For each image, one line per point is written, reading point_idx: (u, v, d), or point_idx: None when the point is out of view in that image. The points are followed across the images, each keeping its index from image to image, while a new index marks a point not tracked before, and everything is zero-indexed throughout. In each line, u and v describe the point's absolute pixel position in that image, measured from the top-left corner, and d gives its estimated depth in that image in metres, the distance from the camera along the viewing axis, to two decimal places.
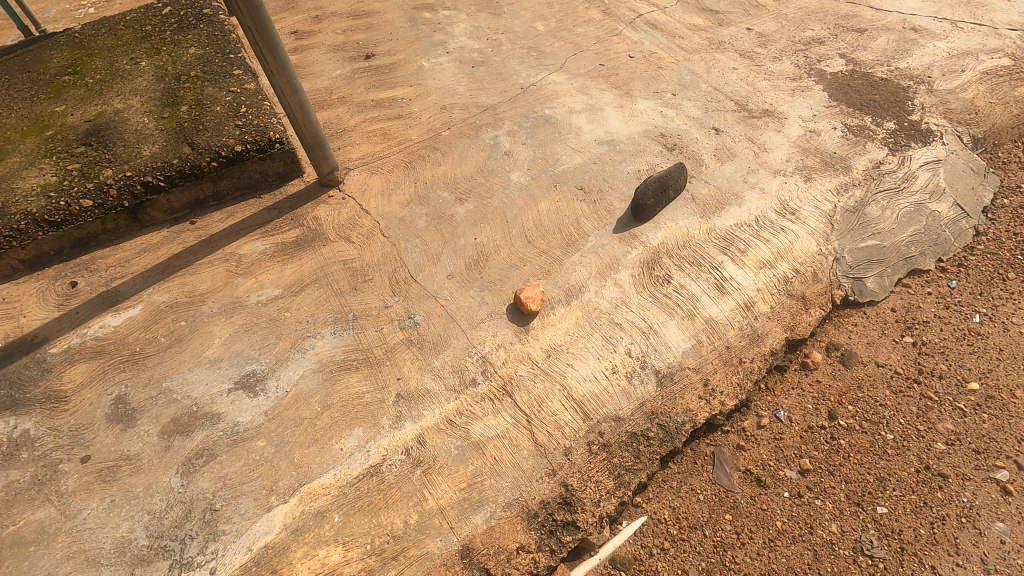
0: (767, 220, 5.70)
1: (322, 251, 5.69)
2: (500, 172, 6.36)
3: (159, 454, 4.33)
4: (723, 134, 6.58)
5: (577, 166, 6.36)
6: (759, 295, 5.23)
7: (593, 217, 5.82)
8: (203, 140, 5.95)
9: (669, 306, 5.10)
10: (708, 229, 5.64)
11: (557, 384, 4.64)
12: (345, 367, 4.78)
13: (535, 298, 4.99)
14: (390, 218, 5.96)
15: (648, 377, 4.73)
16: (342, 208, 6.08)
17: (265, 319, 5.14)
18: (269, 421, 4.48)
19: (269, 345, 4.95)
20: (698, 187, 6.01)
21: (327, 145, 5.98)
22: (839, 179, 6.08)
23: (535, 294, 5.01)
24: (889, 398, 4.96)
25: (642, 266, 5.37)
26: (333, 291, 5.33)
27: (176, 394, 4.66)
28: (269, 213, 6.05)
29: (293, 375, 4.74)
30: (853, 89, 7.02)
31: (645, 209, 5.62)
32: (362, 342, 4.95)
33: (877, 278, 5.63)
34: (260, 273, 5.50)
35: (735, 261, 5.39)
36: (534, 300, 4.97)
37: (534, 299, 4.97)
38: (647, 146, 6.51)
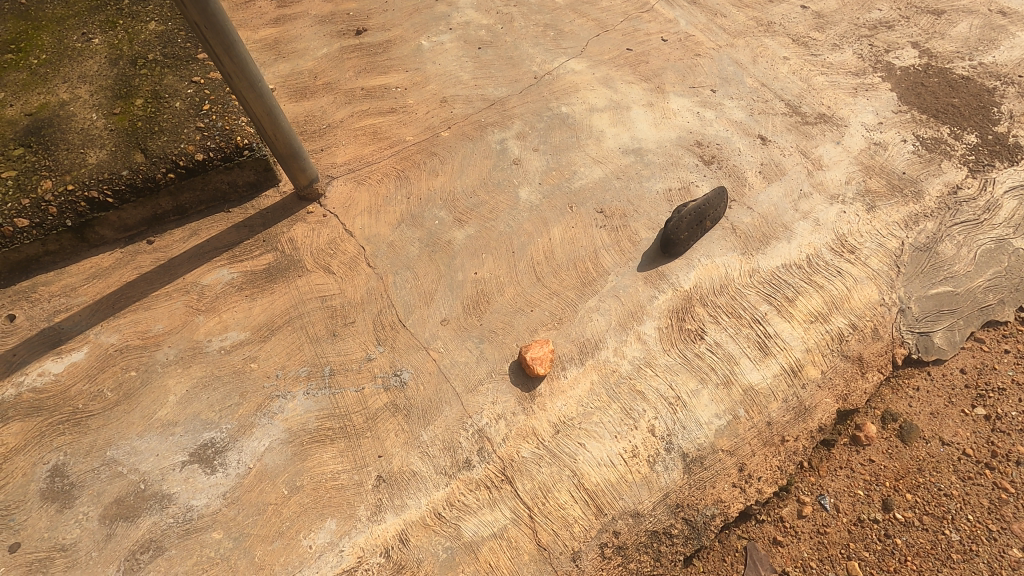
0: (821, 260, 4.80)
1: (297, 283, 4.90)
2: (507, 186, 5.45)
3: (99, 545, 3.71)
4: (771, 144, 5.57)
5: (597, 181, 5.42)
6: (809, 358, 4.40)
7: (614, 249, 4.95)
8: (158, 146, 5.10)
9: (701, 370, 4.31)
10: (751, 270, 4.77)
11: (566, 469, 3.92)
12: (318, 439, 4.09)
13: (541, 359, 4.21)
14: (377, 243, 5.12)
15: (673, 463, 3.99)
16: (322, 229, 5.24)
17: (228, 371, 4.42)
18: (227, 506, 3.83)
19: (231, 406, 4.25)
20: (740, 215, 5.08)
21: (303, 155, 5.09)
22: (907, 207, 5.12)
23: (544, 355, 4.23)
24: (955, 487, 4.17)
25: (670, 317, 4.55)
26: (308, 338, 4.58)
27: (122, 467, 4.00)
28: (239, 232, 5.23)
29: (257, 447, 4.07)
30: (926, 89, 5.93)
31: (677, 244, 4.76)
32: (339, 406, 4.23)
33: (947, 332, 4.75)
34: (224, 311, 4.75)
35: (782, 312, 4.55)
36: (540, 361, 4.19)
37: (541, 359, 4.20)
38: (680, 157, 5.53)
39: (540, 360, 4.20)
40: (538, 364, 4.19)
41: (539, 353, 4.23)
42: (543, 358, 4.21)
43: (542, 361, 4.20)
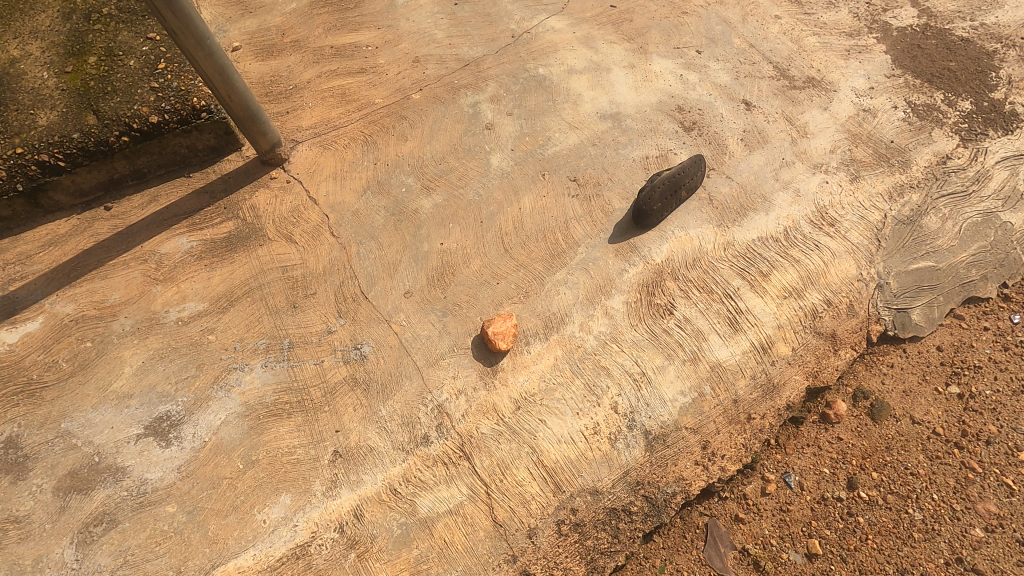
0: (800, 234, 4.62)
1: (258, 252, 4.75)
2: (478, 152, 5.23)
3: (53, 517, 3.69)
4: (755, 109, 5.31)
5: (572, 148, 5.19)
6: (780, 334, 4.29)
7: (585, 219, 4.77)
8: (110, 107, 4.86)
9: (668, 346, 4.20)
10: (725, 243, 4.60)
11: (526, 446, 3.87)
12: (275, 413, 4.02)
13: (503, 334, 4.10)
14: (342, 212, 4.95)
15: (635, 440, 3.93)
16: (285, 196, 5.05)
17: (185, 343, 4.32)
18: (181, 480, 3.79)
19: (187, 379, 4.17)
20: (718, 185, 4.88)
21: (263, 117, 4.88)
22: (893, 178, 4.91)
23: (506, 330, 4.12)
24: (921, 467, 4.13)
25: (640, 291, 4.41)
26: (267, 309, 4.46)
27: (76, 439, 3.94)
28: (198, 198, 5.04)
29: (214, 420, 4.00)
30: (923, 52, 5.62)
31: (649, 215, 4.58)
32: (298, 379, 4.15)
33: (926, 309, 4.62)
34: (182, 281, 4.61)
35: (755, 288, 4.41)
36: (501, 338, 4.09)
37: (503, 335, 4.09)
38: (659, 123, 5.29)
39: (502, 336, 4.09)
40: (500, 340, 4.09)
41: (501, 328, 4.12)
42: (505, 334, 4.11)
43: (503, 337, 4.10)
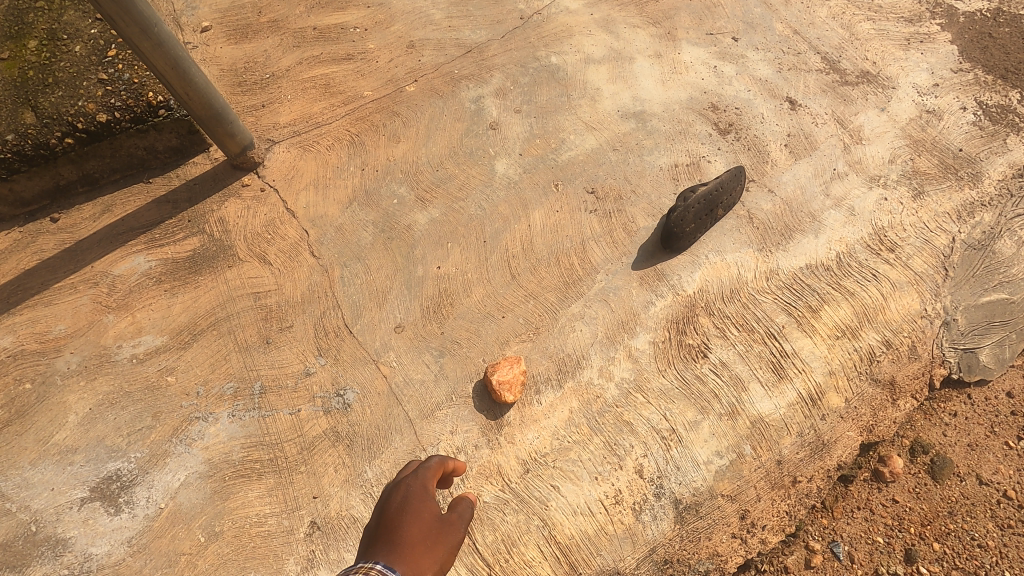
0: (854, 261, 3.97)
1: (226, 275, 4.11)
2: (481, 156, 4.54)
3: None
4: (801, 109, 4.60)
5: (589, 153, 4.50)
6: (832, 383, 3.69)
7: (605, 239, 4.12)
8: (51, 102, 4.16)
9: (702, 397, 3.61)
10: (768, 271, 3.95)
11: (535, 519, 3.31)
12: (243, 474, 3.45)
13: (509, 385, 3.50)
14: (324, 227, 4.29)
15: (663, 511, 3.37)
16: (259, 207, 4.38)
17: (140, 386, 3.71)
18: (132, 556, 3.25)
19: (141, 430, 3.58)
20: (759, 200, 4.21)
21: (230, 117, 4.19)
22: (961, 193, 4.23)
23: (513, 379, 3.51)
24: (990, 537, 3.58)
25: (669, 329, 3.80)
26: (236, 345, 3.84)
27: (10, 503, 3.38)
28: (159, 209, 4.37)
29: (171, 482, 3.43)
30: (994, 42, 4.87)
31: (680, 238, 3.94)
32: (270, 432, 3.57)
33: (996, 349, 3.99)
34: (138, 309, 3.98)
35: (803, 326, 3.78)
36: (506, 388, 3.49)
37: (508, 386, 3.49)
38: (690, 124, 4.58)
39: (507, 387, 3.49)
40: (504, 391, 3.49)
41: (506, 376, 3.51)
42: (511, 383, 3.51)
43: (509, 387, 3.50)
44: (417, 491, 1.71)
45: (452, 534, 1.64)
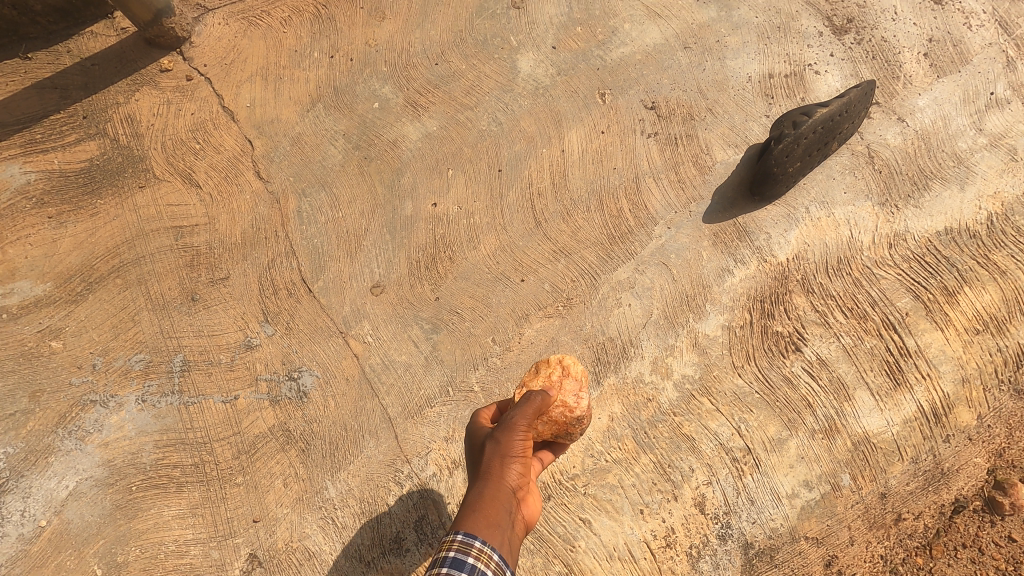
0: (1010, 226, 2.87)
1: (136, 199, 2.94)
2: (498, 47, 3.23)
3: None
4: (950, 4, 3.29)
5: (649, 50, 3.21)
6: (964, 394, 2.71)
7: (667, 177, 2.97)
8: None
9: (790, 406, 2.64)
10: (891, 235, 2.86)
11: (556, 563, 2.45)
12: (155, 484, 2.51)
13: (558, 382, 1.96)
14: (276, 137, 3.07)
15: (729, 558, 2.49)
16: (183, 103, 3.13)
17: (13, 354, 2.67)
18: None
19: (15, 417, 2.58)
20: (885, 132, 3.03)
21: None
22: None
23: (545, 358, 2.07)
24: None
25: (750, 309, 2.75)
26: (149, 302, 2.77)
27: None
28: (41, 98, 3.10)
29: (55, 492, 2.48)
30: None
31: (778, 181, 2.80)
32: (195, 427, 2.58)
33: None
34: (12, 241, 2.85)
35: (934, 315, 2.75)
36: (570, 390, 1.95)
37: (565, 365, 2.01)
38: (793, 16, 3.28)
39: (566, 367, 2.00)
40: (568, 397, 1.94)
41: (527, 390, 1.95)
42: (558, 359, 2.04)
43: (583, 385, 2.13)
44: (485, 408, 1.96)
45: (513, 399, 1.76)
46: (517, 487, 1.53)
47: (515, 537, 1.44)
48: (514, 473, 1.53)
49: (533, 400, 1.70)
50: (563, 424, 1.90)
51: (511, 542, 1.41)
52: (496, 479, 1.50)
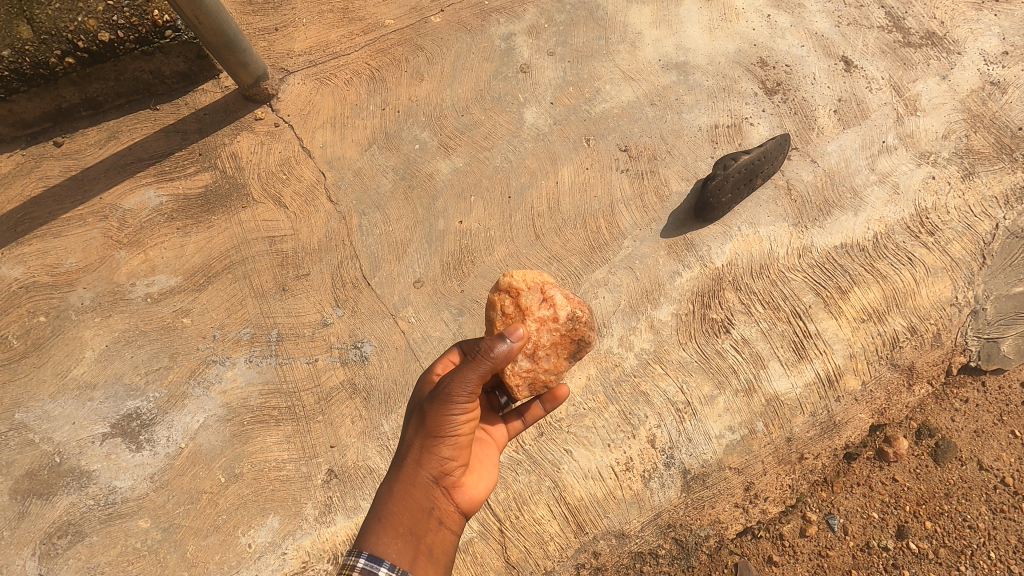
0: (891, 243, 3.84)
1: (240, 215, 3.97)
2: (509, 102, 4.26)
3: (12, 524, 3.29)
4: (856, 71, 4.29)
5: (624, 106, 4.22)
6: (851, 366, 3.66)
7: (634, 203, 3.97)
8: (47, 15, 3.82)
9: (720, 371, 3.60)
10: (801, 248, 3.83)
11: (547, 480, 3.41)
12: (261, 419, 3.50)
13: (520, 304, 2.44)
14: (342, 170, 4.10)
15: (672, 480, 3.44)
16: (272, 143, 4.17)
17: (156, 327, 3.69)
18: (154, 491, 3.35)
19: (158, 370, 3.60)
20: (800, 170, 4.01)
21: (242, 45, 3.90)
22: (1013, 176, 4.01)
23: (496, 292, 2.50)
24: (980, 520, 3.74)
25: (693, 301, 3.72)
26: (252, 290, 3.78)
27: (33, 434, 3.46)
28: (167, 139, 4.15)
29: (190, 424, 3.48)
30: None
31: (714, 208, 3.79)
32: (288, 380, 3.58)
33: (1020, 340, 3.92)
34: (151, 246, 3.88)
35: (830, 307, 3.71)
36: (532, 300, 2.45)
37: (511, 289, 2.47)
38: (735, 80, 4.28)
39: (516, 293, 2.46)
40: (551, 304, 2.48)
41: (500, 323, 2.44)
42: (507, 291, 2.47)
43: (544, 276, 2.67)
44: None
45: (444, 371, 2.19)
46: (431, 484, 2.16)
47: (424, 527, 2.09)
48: (428, 475, 2.17)
49: (472, 374, 2.07)
50: (560, 322, 2.47)
51: (422, 538, 2.06)
52: (412, 484, 2.15)
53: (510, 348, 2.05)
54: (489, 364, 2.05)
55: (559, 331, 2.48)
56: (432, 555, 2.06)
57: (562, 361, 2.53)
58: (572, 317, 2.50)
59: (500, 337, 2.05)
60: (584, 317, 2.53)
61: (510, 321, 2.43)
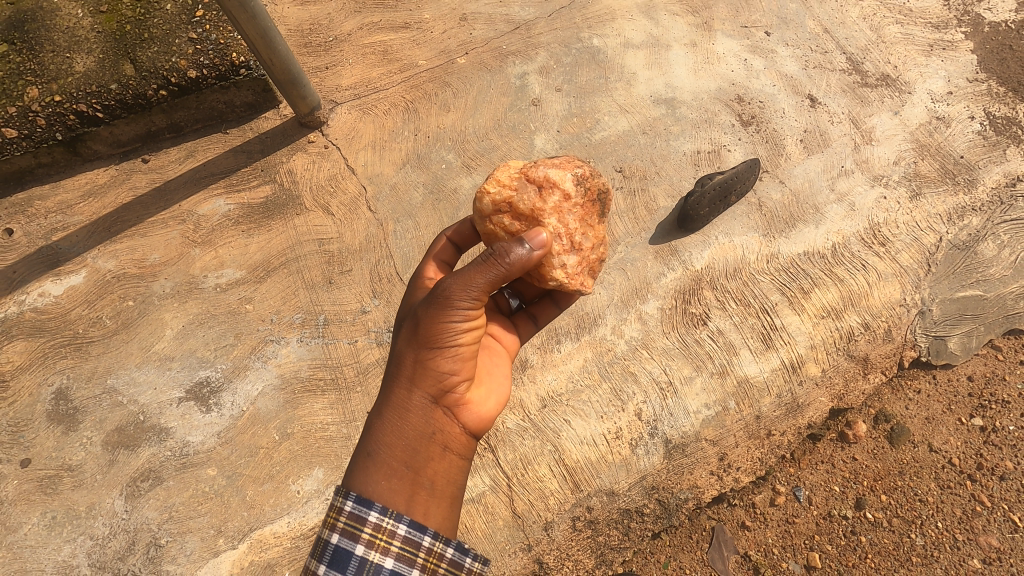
0: (848, 251, 4.50)
1: (294, 221, 4.73)
2: (522, 130, 5.03)
3: (103, 469, 3.97)
4: (820, 107, 5.01)
5: (620, 134, 4.96)
6: (812, 355, 4.25)
7: (628, 215, 4.66)
8: (148, 57, 4.73)
9: (698, 357, 4.23)
10: (769, 255, 4.49)
11: (548, 444, 4.03)
12: (309, 389, 4.18)
13: (522, 204, 2.65)
14: (380, 185, 4.86)
15: (655, 447, 4.03)
16: (323, 162, 4.95)
17: (224, 311, 4.42)
18: (220, 446, 4.02)
19: (225, 346, 4.30)
20: (770, 190, 4.70)
21: (304, 82, 4.73)
22: (955, 198, 4.67)
23: (494, 200, 2.69)
24: (931, 495, 4.20)
25: (676, 298, 4.38)
26: (304, 283, 4.51)
27: (121, 397, 4.16)
28: (235, 158, 4.96)
29: (251, 391, 4.17)
30: (1013, 55, 5.21)
31: (695, 219, 4.47)
32: (332, 357, 4.27)
33: (964, 338, 4.47)
34: (220, 245, 4.64)
35: (794, 305, 4.34)
36: (533, 193, 2.65)
37: (508, 197, 2.67)
38: (716, 113, 5.02)
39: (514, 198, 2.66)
40: (552, 186, 2.65)
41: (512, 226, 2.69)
42: (505, 198, 2.68)
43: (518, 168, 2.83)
44: (533, 274, 2.72)
45: (440, 282, 2.36)
46: (424, 412, 2.37)
47: (422, 454, 2.32)
48: (420, 405, 2.37)
49: (473, 288, 2.28)
50: (572, 196, 2.68)
51: (419, 469, 2.30)
52: (405, 417, 2.35)
53: (529, 251, 2.35)
54: (504, 268, 2.31)
55: (578, 204, 2.70)
56: (432, 483, 2.30)
57: (595, 221, 2.81)
58: (576, 180, 2.71)
59: (513, 247, 2.33)
60: (586, 172, 2.76)
61: (524, 220, 2.67)
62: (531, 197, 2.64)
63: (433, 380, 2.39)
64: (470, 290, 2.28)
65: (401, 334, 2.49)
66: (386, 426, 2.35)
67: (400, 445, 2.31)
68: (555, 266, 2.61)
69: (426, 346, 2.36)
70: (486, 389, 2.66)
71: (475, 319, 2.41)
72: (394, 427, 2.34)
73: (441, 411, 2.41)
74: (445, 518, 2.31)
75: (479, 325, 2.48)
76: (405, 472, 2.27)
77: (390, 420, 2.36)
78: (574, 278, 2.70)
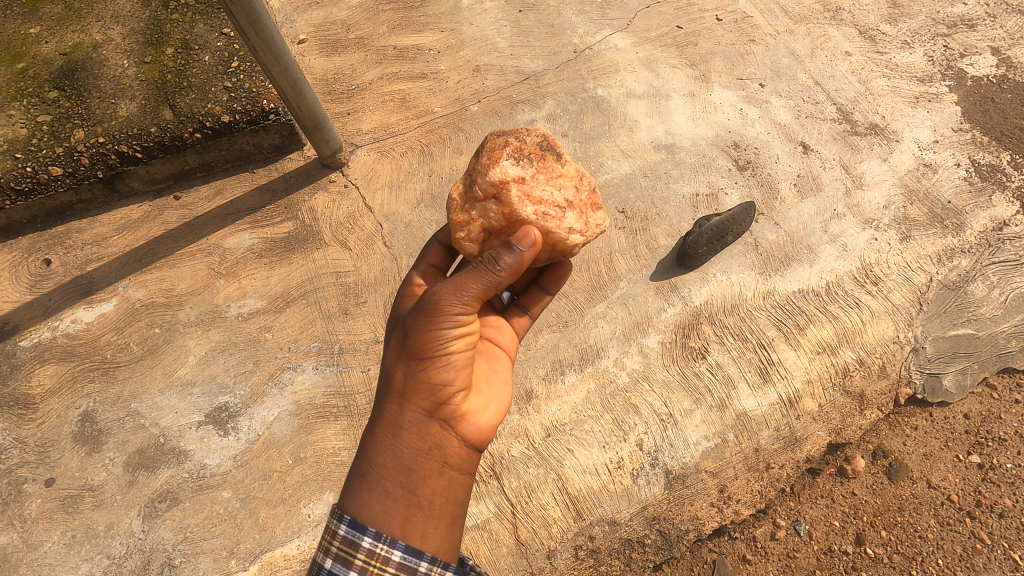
0: (841, 290, 4.69)
1: (314, 255, 5.01)
2: None
3: (123, 489, 4.13)
4: (812, 153, 5.31)
5: (623, 177, 5.25)
6: (808, 390, 4.38)
7: (629, 253, 4.90)
8: (186, 103, 5.14)
9: (697, 390, 4.38)
10: (765, 292, 4.69)
11: (552, 472, 4.15)
12: (323, 415, 4.35)
13: (490, 227, 2.88)
14: (395, 222, 5.15)
15: (656, 478, 4.14)
16: (342, 200, 5.27)
17: (244, 338, 4.65)
18: (236, 468, 4.18)
19: (244, 373, 4.52)
20: (766, 231, 4.94)
21: (328, 127, 5.10)
22: (944, 240, 4.88)
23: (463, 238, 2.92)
24: (931, 531, 4.23)
25: (676, 332, 4.56)
26: (321, 313, 4.75)
27: (144, 420, 4.35)
28: (261, 196, 5.29)
29: (267, 416, 4.35)
30: (995, 107, 5.51)
31: (693, 258, 4.69)
32: (345, 384, 4.46)
33: (959, 376, 4.58)
34: (243, 276, 4.91)
35: (789, 341, 4.51)
36: (492, 210, 2.84)
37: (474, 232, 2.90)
38: (713, 159, 5.32)
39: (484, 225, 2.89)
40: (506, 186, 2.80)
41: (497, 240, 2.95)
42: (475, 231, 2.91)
43: (461, 196, 3.01)
44: (557, 251, 2.98)
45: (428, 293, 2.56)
46: (420, 427, 2.51)
47: (418, 471, 2.44)
48: (415, 419, 2.51)
49: (461, 297, 2.49)
50: (527, 179, 2.83)
51: (415, 488, 2.41)
52: (401, 435, 2.49)
53: (523, 253, 2.58)
54: (492, 276, 2.53)
55: (534, 172, 2.87)
56: (430, 499, 2.41)
57: (558, 166, 2.95)
58: (515, 154, 2.89)
59: (498, 259, 2.55)
60: (522, 145, 2.91)
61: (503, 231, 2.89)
62: (493, 216, 2.85)
63: (426, 394, 2.53)
64: (459, 296, 2.49)
65: (392, 351, 2.63)
66: (382, 446, 2.48)
67: (396, 463, 2.43)
68: (567, 236, 2.84)
69: (417, 359, 2.52)
70: (483, 400, 2.81)
71: (465, 325, 2.59)
72: (389, 444, 2.47)
73: (436, 425, 2.54)
74: (443, 540, 2.41)
75: (470, 334, 2.66)
76: (401, 491, 2.38)
77: (385, 438, 2.49)
78: (587, 226, 2.92)
